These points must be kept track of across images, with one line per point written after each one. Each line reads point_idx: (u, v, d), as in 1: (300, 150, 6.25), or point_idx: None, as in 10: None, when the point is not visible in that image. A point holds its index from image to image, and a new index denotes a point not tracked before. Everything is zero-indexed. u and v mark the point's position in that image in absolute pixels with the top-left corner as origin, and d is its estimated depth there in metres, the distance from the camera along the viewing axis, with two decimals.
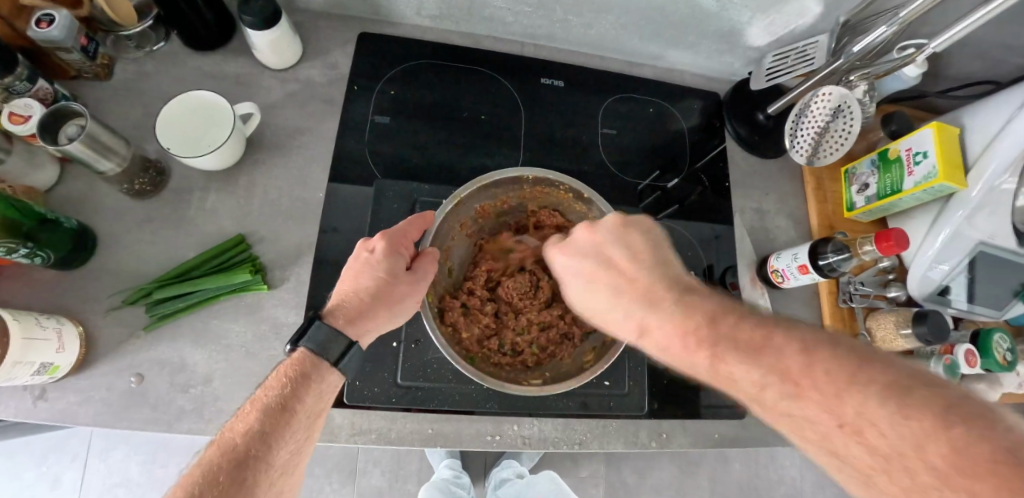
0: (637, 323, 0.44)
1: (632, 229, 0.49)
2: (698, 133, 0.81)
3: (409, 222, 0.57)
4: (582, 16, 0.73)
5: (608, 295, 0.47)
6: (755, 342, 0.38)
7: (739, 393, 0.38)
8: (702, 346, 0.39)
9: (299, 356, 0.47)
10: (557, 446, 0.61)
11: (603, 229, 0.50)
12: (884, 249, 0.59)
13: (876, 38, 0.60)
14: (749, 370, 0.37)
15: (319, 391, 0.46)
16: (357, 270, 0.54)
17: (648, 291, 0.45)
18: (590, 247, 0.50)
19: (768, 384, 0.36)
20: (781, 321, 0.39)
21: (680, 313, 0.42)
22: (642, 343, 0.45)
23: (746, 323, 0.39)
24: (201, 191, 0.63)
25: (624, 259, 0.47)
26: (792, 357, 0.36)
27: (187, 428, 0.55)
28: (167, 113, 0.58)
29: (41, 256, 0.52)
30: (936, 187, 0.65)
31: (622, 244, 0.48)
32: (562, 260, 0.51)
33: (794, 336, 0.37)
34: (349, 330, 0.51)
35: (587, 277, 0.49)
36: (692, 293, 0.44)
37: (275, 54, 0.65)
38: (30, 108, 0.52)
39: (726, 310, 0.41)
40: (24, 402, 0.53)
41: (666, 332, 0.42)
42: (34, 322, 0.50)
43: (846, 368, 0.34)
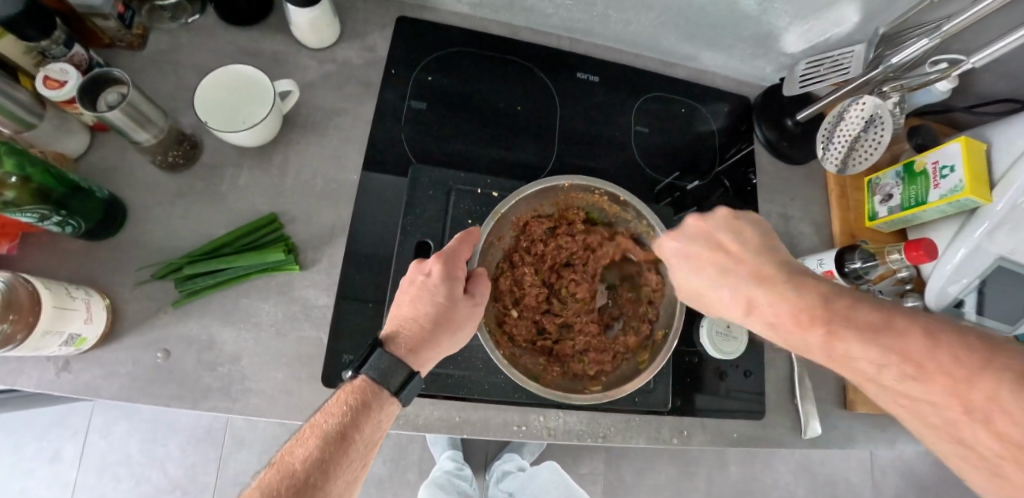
0: (744, 300, 0.45)
1: (744, 219, 0.50)
2: (726, 135, 0.81)
3: (460, 241, 0.56)
4: (622, 13, 0.73)
5: (714, 274, 0.48)
6: (874, 323, 0.38)
7: (852, 375, 0.39)
8: (818, 322, 0.40)
9: (361, 384, 0.47)
10: (581, 439, 0.61)
11: (713, 220, 0.50)
12: (913, 258, 0.59)
13: (915, 50, 0.60)
14: (864, 349, 0.37)
15: (377, 421, 0.46)
16: (414, 295, 0.53)
17: (757, 269, 0.45)
18: (698, 233, 0.51)
19: (886, 364, 0.37)
20: (895, 306, 0.39)
21: (795, 295, 0.42)
22: (749, 321, 0.46)
23: (859, 301, 0.40)
24: (233, 167, 0.62)
25: (732, 240, 0.48)
26: (916, 338, 0.36)
27: (213, 406, 0.54)
28: (204, 85, 0.57)
29: (71, 225, 0.51)
30: (962, 201, 0.66)
31: (731, 230, 0.49)
32: (670, 245, 0.52)
33: (920, 320, 0.37)
34: (412, 360, 0.50)
35: (694, 259, 0.50)
36: (804, 275, 0.44)
37: (314, 33, 0.65)
38: (66, 73, 0.50)
39: (839, 292, 0.41)
40: (47, 373, 0.52)
41: (777, 309, 0.42)
42: (65, 292, 0.49)
43: (974, 352, 0.34)
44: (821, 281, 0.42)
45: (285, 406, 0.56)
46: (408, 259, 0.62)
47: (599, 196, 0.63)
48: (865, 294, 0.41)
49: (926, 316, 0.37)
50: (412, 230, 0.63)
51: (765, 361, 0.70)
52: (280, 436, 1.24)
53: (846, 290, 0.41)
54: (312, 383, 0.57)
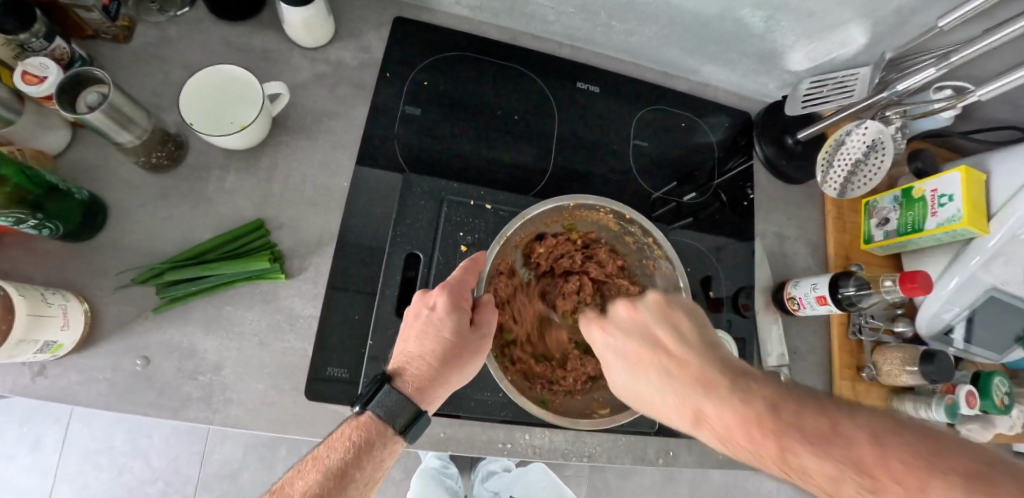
0: (691, 409, 0.42)
1: (677, 309, 0.50)
2: (725, 149, 0.80)
3: (464, 270, 0.54)
4: (625, 23, 0.71)
5: (657, 379, 0.46)
6: (824, 431, 0.35)
7: (811, 487, 0.34)
8: (768, 435, 0.36)
9: (367, 421, 0.48)
10: (566, 458, 0.61)
11: (644, 307, 0.51)
12: (906, 290, 0.59)
13: (922, 78, 0.59)
14: (818, 463, 0.33)
15: (379, 460, 0.47)
16: (421, 331, 0.52)
17: (700, 376, 0.43)
18: (632, 324, 0.51)
19: (842, 479, 0.33)
20: (833, 406, 0.37)
21: (739, 399, 0.39)
22: (699, 432, 0.42)
23: (803, 404, 0.37)
24: (220, 169, 0.60)
25: (671, 335, 0.48)
26: (863, 444, 0.33)
27: (193, 416, 0.53)
28: (191, 85, 0.55)
29: (48, 228, 0.49)
30: (958, 231, 0.65)
31: (666, 322, 0.49)
32: (603, 336, 0.52)
33: (860, 420, 0.34)
34: (419, 398, 0.50)
35: (633, 358, 0.49)
36: (747, 376, 0.41)
37: (307, 33, 0.63)
38: (45, 68, 0.48)
39: (781, 392, 0.39)
40: (22, 377, 0.50)
41: (725, 418, 0.39)
42: (42, 297, 0.47)
43: (918, 453, 0.31)
44: (766, 382, 0.40)
45: (266, 418, 0.55)
46: (396, 270, 0.60)
47: (604, 214, 0.62)
48: (795, 391, 0.39)
49: (867, 415, 0.35)
50: (402, 240, 0.61)
51: None
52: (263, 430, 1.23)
53: (785, 390, 0.39)
54: (295, 395, 0.56)
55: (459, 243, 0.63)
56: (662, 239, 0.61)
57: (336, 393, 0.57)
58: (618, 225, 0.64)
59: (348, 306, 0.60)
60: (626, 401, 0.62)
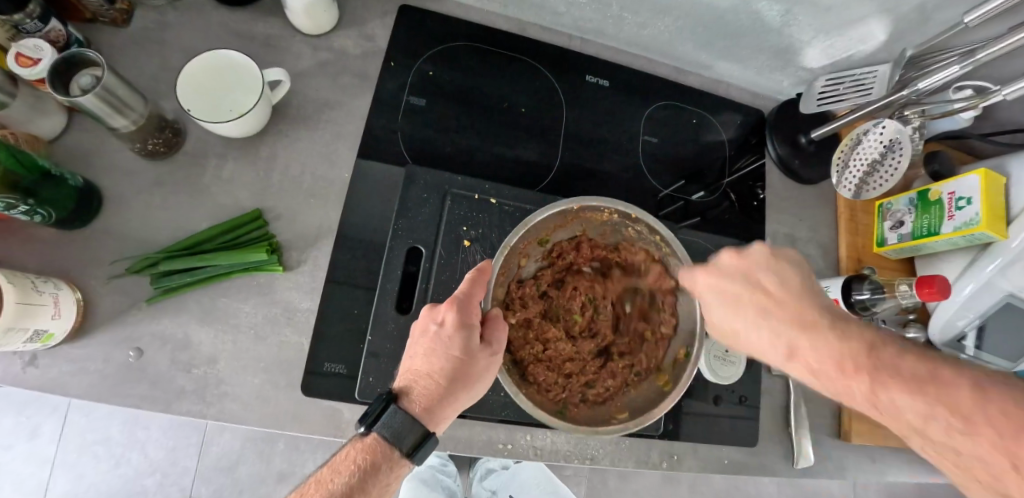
0: (786, 344, 0.43)
1: (784, 262, 0.48)
2: (734, 148, 0.78)
3: (473, 284, 0.51)
4: (637, 15, 0.70)
5: (752, 317, 0.45)
6: (921, 374, 0.36)
7: (895, 425, 0.37)
8: (862, 371, 0.38)
9: (373, 443, 0.46)
10: (568, 460, 0.59)
11: (752, 257, 0.48)
12: (924, 295, 0.56)
13: (945, 76, 0.57)
14: (914, 403, 0.35)
15: (385, 483, 0.45)
16: (428, 348, 0.50)
17: (801, 314, 0.44)
18: (737, 271, 0.48)
19: (933, 417, 0.35)
20: (942, 358, 0.38)
21: (837, 337, 0.41)
22: (788, 366, 0.44)
23: (913, 352, 0.39)
24: (218, 157, 0.59)
25: (773, 282, 0.46)
26: (967, 391, 0.34)
27: (186, 410, 0.52)
28: (187, 70, 0.54)
29: (41, 215, 0.48)
30: (976, 236, 0.63)
31: (772, 271, 0.47)
32: (707, 280, 0.49)
33: (963, 371, 0.36)
34: (427, 419, 0.48)
35: (729, 300, 0.47)
36: (845, 318, 0.43)
37: (310, 19, 0.61)
38: (39, 50, 0.47)
39: (885, 340, 0.40)
40: (12, 367, 0.49)
41: (819, 353, 0.41)
42: (32, 286, 0.45)
43: None
44: (861, 325, 0.42)
45: (261, 413, 0.53)
46: (397, 265, 0.59)
47: (608, 214, 0.60)
48: (910, 344, 0.40)
49: (986, 377, 0.35)
50: (403, 234, 0.59)
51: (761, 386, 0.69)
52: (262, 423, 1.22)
53: (885, 338, 0.40)
54: (291, 391, 0.55)
55: (461, 237, 0.61)
56: (671, 238, 0.58)
57: (334, 388, 0.56)
58: (623, 224, 0.61)
59: (348, 300, 0.58)
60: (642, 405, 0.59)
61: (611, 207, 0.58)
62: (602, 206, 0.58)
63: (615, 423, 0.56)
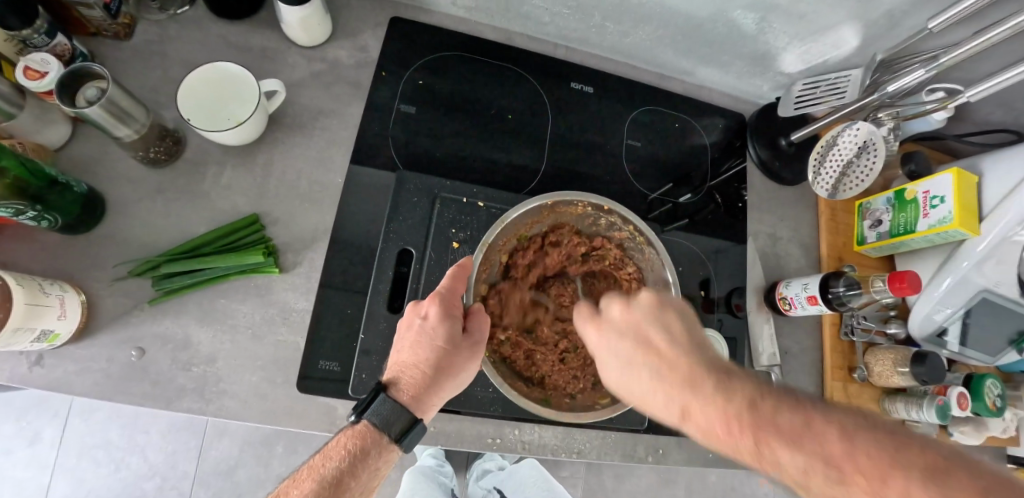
0: (678, 406, 0.41)
1: (670, 309, 0.48)
2: (718, 150, 0.80)
3: (454, 279, 0.54)
4: (620, 24, 0.72)
5: (649, 379, 0.44)
6: (797, 428, 0.35)
7: (782, 477, 0.35)
8: (746, 430, 0.36)
9: (362, 430, 0.48)
10: (555, 454, 0.61)
11: (638, 308, 0.49)
12: (896, 290, 0.60)
13: (911, 80, 0.60)
14: (793, 457, 0.34)
15: (374, 468, 0.48)
16: (414, 341, 0.52)
17: (677, 369, 0.43)
18: (626, 326, 0.48)
19: (812, 470, 0.33)
20: (812, 402, 0.37)
21: (719, 394, 0.39)
22: (684, 427, 0.41)
23: (780, 401, 0.37)
24: (217, 165, 0.61)
25: (660, 336, 0.46)
26: (832, 441, 0.33)
27: (186, 407, 0.54)
28: (187, 82, 0.56)
29: (48, 220, 0.50)
30: (949, 233, 0.65)
31: (660, 325, 0.47)
32: (597, 334, 0.50)
33: (831, 416, 0.35)
34: (414, 407, 0.50)
35: (627, 360, 0.47)
36: (725, 371, 0.42)
37: (304, 32, 0.63)
38: (47, 64, 0.49)
39: (763, 390, 0.39)
40: (19, 367, 0.51)
41: (708, 415, 0.38)
42: (39, 288, 0.48)
43: (884, 450, 0.31)
44: (741, 380, 0.40)
45: (259, 410, 0.55)
46: (389, 266, 0.61)
47: (582, 207, 0.63)
48: (781, 388, 0.39)
49: (841, 411, 0.35)
50: (395, 236, 0.62)
51: None
52: (259, 427, 1.24)
53: (759, 388, 0.39)
54: (287, 388, 0.57)
55: (451, 239, 0.64)
56: (642, 225, 0.61)
57: (328, 385, 0.58)
58: (599, 216, 0.65)
59: (342, 301, 0.60)
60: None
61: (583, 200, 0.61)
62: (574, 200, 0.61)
63: (599, 408, 0.60)
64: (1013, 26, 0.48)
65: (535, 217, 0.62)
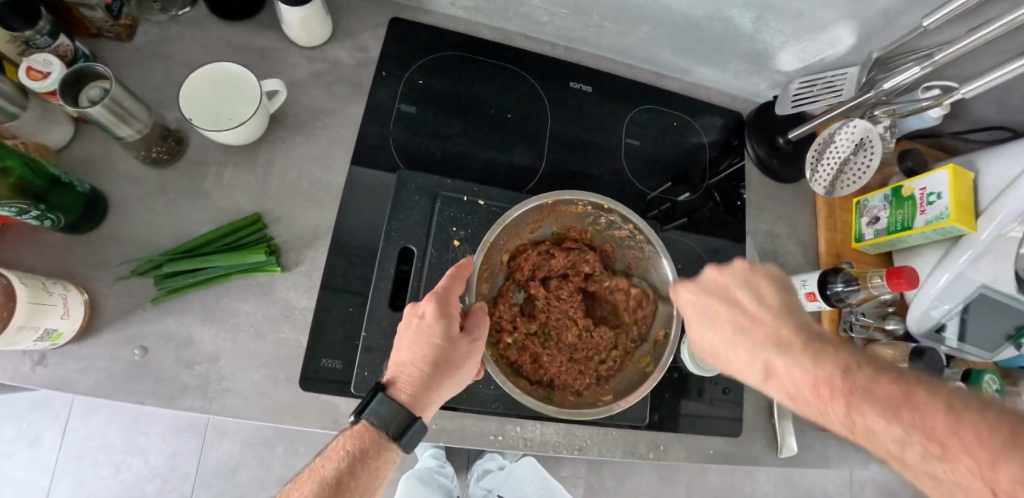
0: (761, 364, 0.44)
1: (759, 273, 0.51)
2: (717, 149, 0.81)
3: (452, 277, 0.54)
4: (618, 24, 0.73)
5: (731, 333, 0.48)
6: (896, 397, 0.34)
7: (876, 449, 0.35)
8: (835, 396, 0.37)
9: (361, 429, 0.48)
10: (557, 450, 0.61)
11: (728, 271, 0.52)
12: (893, 285, 0.60)
13: (906, 78, 0.60)
14: (888, 426, 0.33)
15: (375, 469, 0.46)
16: (412, 338, 0.53)
17: (774, 333, 0.44)
18: (716, 287, 0.52)
19: (908, 442, 0.33)
20: (923, 380, 0.35)
21: (812, 362, 0.40)
22: (765, 387, 0.44)
23: (885, 374, 0.36)
24: (219, 165, 0.62)
25: (749, 297, 0.49)
26: (936, 415, 0.32)
27: (189, 405, 0.54)
28: (190, 82, 0.57)
29: (51, 219, 0.50)
30: (947, 229, 0.66)
31: (748, 287, 0.50)
32: (690, 296, 0.53)
33: (940, 392, 0.33)
34: (413, 405, 0.50)
35: (712, 316, 0.50)
36: (822, 344, 0.42)
37: (305, 32, 0.64)
38: (49, 64, 0.50)
39: (865, 362, 0.38)
40: (22, 366, 0.51)
41: (795, 376, 0.41)
42: (42, 287, 0.48)
43: (998, 430, 0.30)
44: (842, 350, 0.40)
45: (261, 407, 0.55)
46: (390, 265, 0.61)
47: (582, 206, 0.63)
48: (890, 365, 0.37)
49: (960, 393, 0.32)
50: (396, 235, 0.62)
51: None
52: (259, 428, 1.24)
53: (865, 362, 0.38)
54: (289, 386, 0.57)
55: (451, 237, 0.64)
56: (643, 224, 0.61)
57: (330, 383, 0.58)
58: (599, 216, 0.65)
59: (343, 299, 0.61)
60: (627, 386, 0.64)
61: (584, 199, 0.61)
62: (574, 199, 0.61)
63: (601, 405, 0.61)
64: (1007, 23, 0.48)
65: (534, 216, 0.63)
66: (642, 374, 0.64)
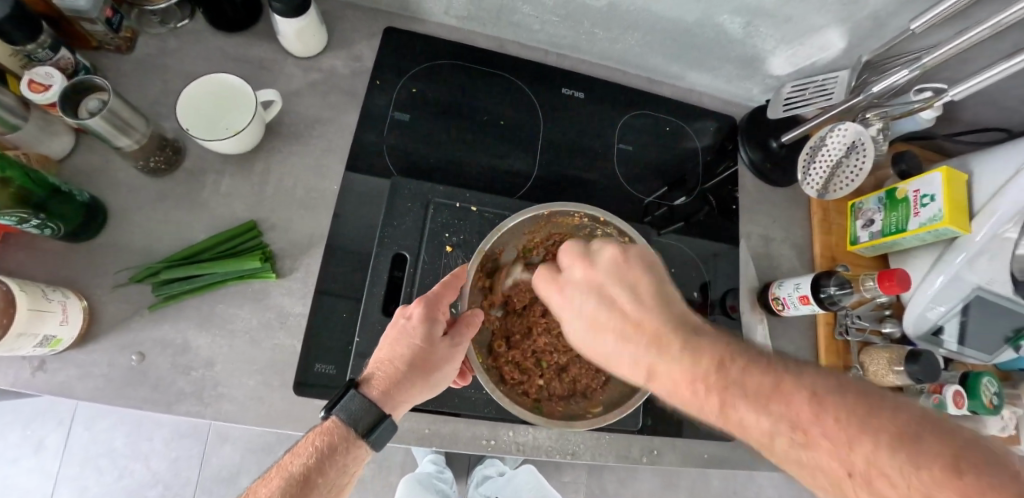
0: (644, 367, 0.40)
1: (631, 262, 0.46)
2: (710, 153, 0.81)
3: (444, 285, 0.55)
4: (609, 30, 0.74)
5: (613, 339, 0.43)
6: (763, 388, 0.35)
7: (747, 439, 0.35)
8: (711, 392, 0.36)
9: (331, 426, 0.47)
10: (550, 455, 0.61)
11: (600, 269, 0.46)
12: (885, 288, 0.60)
13: (896, 80, 0.60)
14: (757, 418, 0.34)
15: (343, 465, 0.47)
16: (393, 338, 0.53)
17: (649, 329, 0.41)
18: (585, 286, 0.46)
19: (777, 432, 0.33)
20: (784, 364, 0.36)
21: (688, 359, 0.38)
22: (652, 388, 0.41)
23: (753, 364, 0.36)
24: (216, 173, 0.63)
25: (625, 299, 0.44)
26: (799, 403, 0.33)
27: (185, 411, 0.55)
28: (188, 93, 0.58)
29: (51, 228, 0.51)
30: (941, 231, 0.66)
31: (621, 283, 0.45)
32: (558, 298, 0.48)
33: (805, 380, 0.34)
34: (385, 403, 0.49)
35: (588, 322, 0.45)
36: (699, 334, 0.40)
37: (300, 43, 0.65)
38: (50, 77, 0.51)
39: (730, 353, 0.38)
40: (22, 372, 0.52)
41: (672, 373, 0.38)
42: (42, 293, 0.49)
43: (851, 411, 0.31)
44: (706, 338, 0.39)
45: (256, 413, 0.56)
46: (383, 271, 0.62)
47: (578, 217, 0.63)
48: (758, 354, 0.37)
49: (810, 375, 0.34)
50: (388, 241, 0.63)
51: None
52: (260, 434, 1.24)
53: (728, 348, 0.38)
54: (284, 391, 0.58)
55: (444, 243, 0.64)
56: (637, 236, 0.61)
57: (324, 389, 0.58)
58: (594, 228, 0.65)
59: (336, 306, 0.61)
60: (617, 400, 0.62)
61: (578, 212, 0.61)
62: (569, 211, 0.61)
63: (591, 417, 0.60)
64: (994, 24, 0.48)
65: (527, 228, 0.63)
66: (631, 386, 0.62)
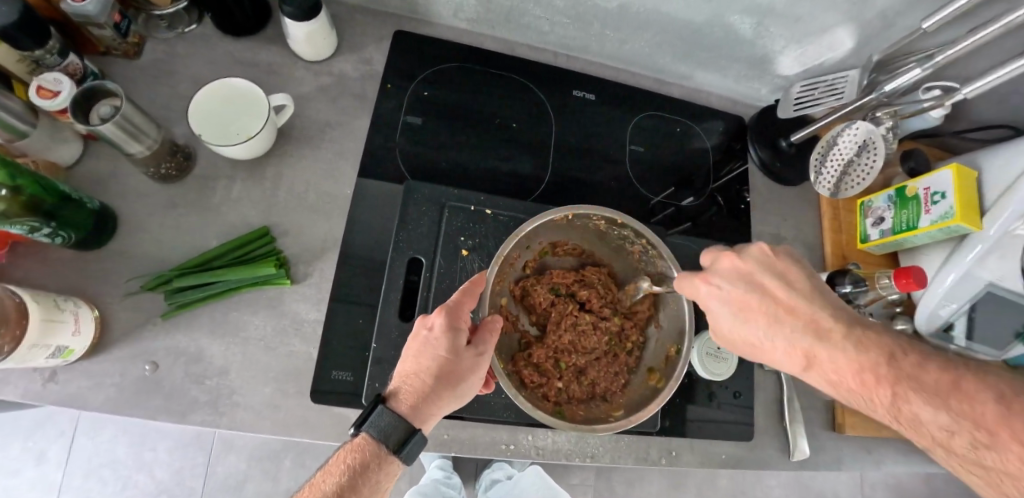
0: (802, 353, 0.46)
1: (780, 257, 0.49)
2: (719, 153, 0.81)
3: (463, 293, 0.53)
4: (619, 32, 0.74)
5: (765, 324, 0.47)
6: (943, 385, 0.40)
7: (918, 433, 0.40)
8: (882, 383, 0.41)
9: (362, 443, 0.47)
10: (569, 458, 0.61)
11: (750, 258, 0.49)
12: (902, 285, 0.60)
13: (908, 78, 0.60)
14: (936, 414, 0.39)
15: (375, 482, 0.46)
16: (418, 350, 0.51)
17: (814, 320, 0.46)
18: (736, 274, 0.49)
19: (956, 430, 0.38)
20: (962, 366, 0.41)
21: (855, 349, 0.43)
22: (807, 375, 0.47)
23: (926, 360, 0.42)
24: (226, 179, 0.62)
25: (779, 286, 0.48)
26: (986, 403, 0.37)
27: (200, 420, 0.54)
28: (198, 98, 0.57)
29: (62, 237, 0.51)
30: (953, 228, 0.65)
31: (774, 273, 0.48)
32: (707, 289, 0.49)
33: (988, 381, 0.39)
34: (413, 417, 0.48)
35: (740, 309, 0.48)
36: (863, 327, 0.45)
37: (311, 47, 0.65)
38: (59, 83, 0.50)
39: (904, 347, 0.43)
40: (33, 384, 0.51)
41: (837, 363, 0.44)
42: (54, 303, 0.48)
43: None
44: (881, 334, 0.44)
45: (272, 421, 0.55)
46: (398, 276, 0.61)
47: (597, 220, 0.62)
48: (924, 349, 0.43)
49: (994, 378, 0.39)
50: (403, 246, 0.62)
51: (754, 381, 0.71)
52: (265, 442, 1.23)
53: (906, 345, 0.43)
54: (300, 399, 0.57)
55: (459, 247, 0.64)
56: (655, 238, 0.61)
57: (340, 396, 0.58)
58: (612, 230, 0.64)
59: (350, 312, 0.61)
60: (638, 402, 0.62)
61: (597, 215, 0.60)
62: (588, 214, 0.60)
63: (612, 420, 0.59)
64: (1007, 23, 0.49)
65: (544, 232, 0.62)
66: (652, 389, 0.63)
